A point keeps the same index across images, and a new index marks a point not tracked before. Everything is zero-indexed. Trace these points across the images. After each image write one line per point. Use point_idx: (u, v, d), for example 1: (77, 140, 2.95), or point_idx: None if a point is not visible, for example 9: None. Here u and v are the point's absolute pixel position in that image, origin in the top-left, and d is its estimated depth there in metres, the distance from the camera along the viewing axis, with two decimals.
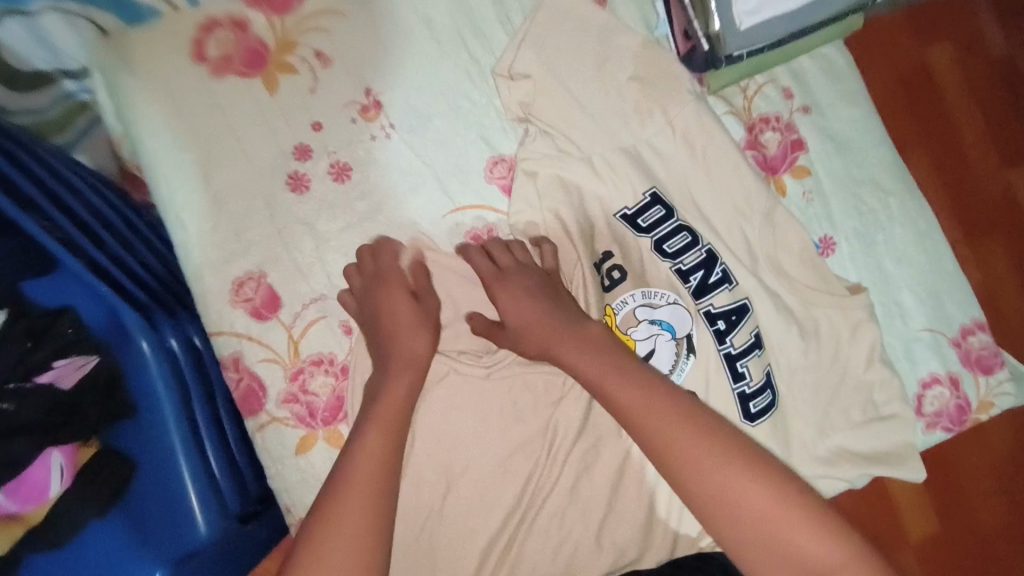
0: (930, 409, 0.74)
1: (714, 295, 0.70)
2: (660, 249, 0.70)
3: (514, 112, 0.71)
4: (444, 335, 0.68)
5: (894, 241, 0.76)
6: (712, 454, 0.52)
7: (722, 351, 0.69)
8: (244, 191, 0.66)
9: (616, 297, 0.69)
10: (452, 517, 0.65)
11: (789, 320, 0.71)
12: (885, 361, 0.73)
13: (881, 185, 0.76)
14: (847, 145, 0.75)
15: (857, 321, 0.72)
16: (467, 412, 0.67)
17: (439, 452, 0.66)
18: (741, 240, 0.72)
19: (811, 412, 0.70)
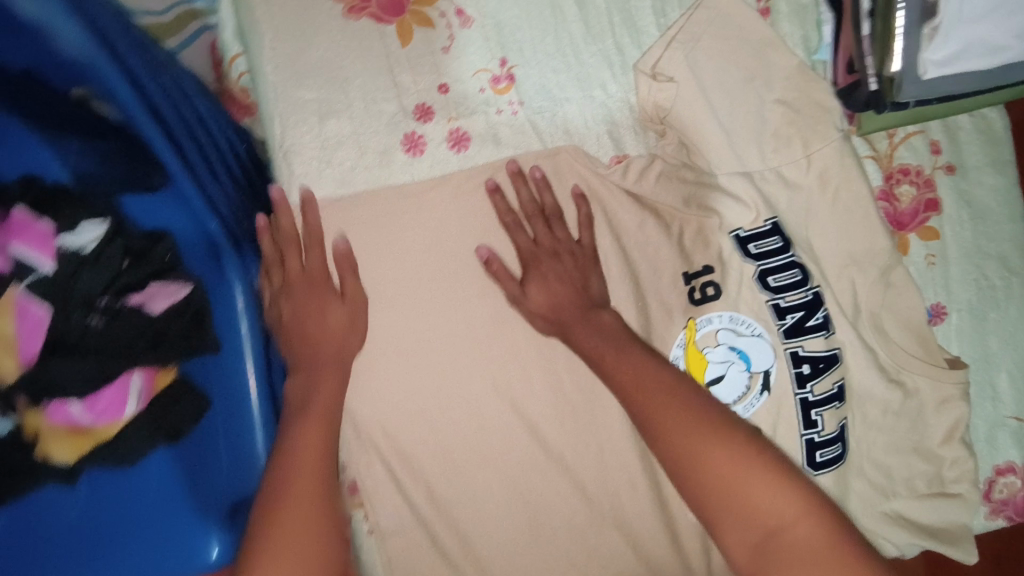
0: (998, 496, 0.70)
1: (807, 338, 0.66)
2: (762, 279, 0.66)
3: (648, 112, 0.66)
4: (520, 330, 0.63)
5: (1006, 322, 0.70)
6: (727, 450, 0.44)
7: (798, 396, 0.66)
8: (354, 141, 0.63)
9: (703, 313, 0.66)
10: (479, 514, 0.62)
11: (878, 376, 0.68)
12: (964, 440, 0.68)
13: (1010, 263, 0.70)
14: (985, 214, 0.70)
15: (947, 395, 0.68)
16: (518, 412, 0.63)
17: (485, 448, 0.62)
18: (849, 291, 0.67)
19: (875, 473, 0.68)
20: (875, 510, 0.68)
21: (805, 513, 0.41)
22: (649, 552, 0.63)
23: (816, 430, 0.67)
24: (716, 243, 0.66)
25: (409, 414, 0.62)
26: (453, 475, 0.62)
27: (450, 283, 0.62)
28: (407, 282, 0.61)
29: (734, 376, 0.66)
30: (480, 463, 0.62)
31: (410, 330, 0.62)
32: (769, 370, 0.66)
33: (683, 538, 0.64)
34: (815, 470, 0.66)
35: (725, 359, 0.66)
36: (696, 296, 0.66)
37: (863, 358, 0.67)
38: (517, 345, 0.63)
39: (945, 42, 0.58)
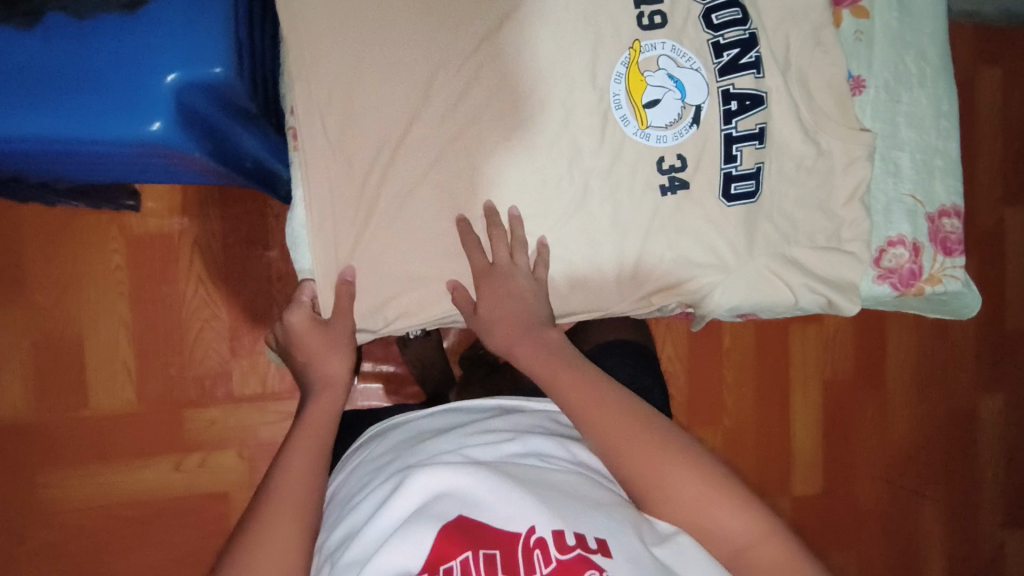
0: (886, 264, 0.81)
1: (738, 76, 0.75)
2: (707, 17, 0.74)
3: None
4: (488, 14, 0.71)
5: (915, 106, 0.81)
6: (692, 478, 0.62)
7: (724, 130, 0.75)
8: None
9: (648, 39, 0.73)
10: (440, 175, 0.72)
11: (798, 128, 0.77)
12: (863, 204, 0.78)
13: (926, 57, 0.81)
14: (909, 8, 0.81)
15: (854, 157, 0.78)
16: (483, 85, 0.71)
17: (450, 116, 0.71)
18: (783, 44, 0.76)
19: (782, 220, 0.78)
20: (776, 252, 0.77)
21: (765, 533, 0.57)
22: None
23: (734, 165, 0.76)
24: None
25: (386, 65, 0.70)
26: (418, 137, 0.71)
27: None
28: None
29: (669, 103, 0.74)
30: (441, 127, 0.71)
31: None
32: (701, 106, 0.75)
33: (598, 236, 0.75)
34: (728, 203, 0.76)
35: (663, 86, 0.73)
36: (644, 23, 0.73)
37: (787, 107, 0.76)
38: (485, 26, 0.71)
39: None
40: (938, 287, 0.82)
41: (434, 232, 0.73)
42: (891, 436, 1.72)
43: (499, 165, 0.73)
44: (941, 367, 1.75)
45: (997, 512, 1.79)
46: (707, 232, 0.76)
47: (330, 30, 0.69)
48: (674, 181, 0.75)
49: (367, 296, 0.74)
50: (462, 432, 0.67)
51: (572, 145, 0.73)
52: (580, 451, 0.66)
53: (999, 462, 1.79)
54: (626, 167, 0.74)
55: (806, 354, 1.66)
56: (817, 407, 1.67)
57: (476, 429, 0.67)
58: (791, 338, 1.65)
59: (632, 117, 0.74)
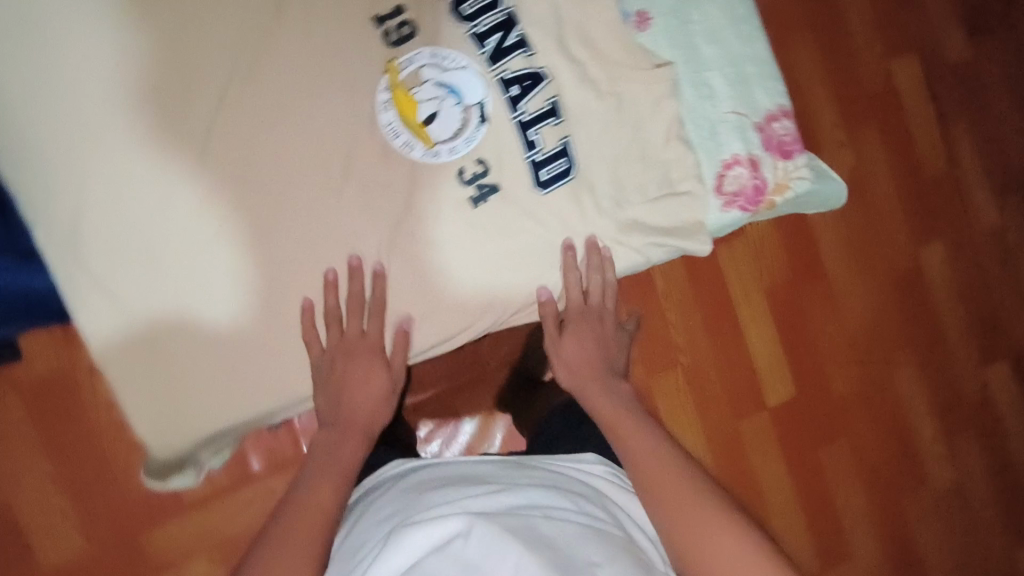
0: (729, 189, 0.78)
1: (508, 59, 0.71)
2: (457, 11, 0.71)
3: None
4: (227, 79, 0.66)
5: (709, 21, 0.77)
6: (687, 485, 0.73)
7: (514, 119, 0.72)
8: None
9: (403, 54, 0.70)
10: (239, 265, 0.67)
11: (591, 90, 0.74)
12: (682, 139, 0.76)
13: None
14: None
15: (659, 95, 0.75)
16: (254, 159, 0.67)
17: (227, 201, 0.66)
18: (549, 6, 0.72)
19: (608, 185, 0.75)
20: (609, 219, 0.76)
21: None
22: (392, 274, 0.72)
23: (537, 151, 0.73)
24: None
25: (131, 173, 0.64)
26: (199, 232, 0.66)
27: (148, 41, 0.65)
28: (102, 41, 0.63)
29: (448, 111, 0.71)
30: (219, 218, 0.66)
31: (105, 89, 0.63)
32: (482, 102, 0.72)
33: (428, 264, 0.72)
34: (545, 189, 0.73)
35: (434, 97, 0.71)
36: (393, 39, 0.70)
37: (574, 73, 0.73)
38: (227, 92, 0.66)
39: None
40: (787, 194, 0.79)
41: (262, 326, 0.69)
42: (845, 321, 1.71)
43: (296, 228, 0.69)
44: (875, 237, 1.73)
45: (970, 358, 1.80)
46: (534, 222, 0.74)
47: (65, 157, 0.63)
48: (482, 188, 0.73)
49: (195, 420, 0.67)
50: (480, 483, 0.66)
51: (365, 185, 0.70)
52: (595, 512, 0.64)
53: (959, 310, 1.80)
54: (423, 187, 0.72)
55: (737, 268, 1.64)
56: (768, 321, 1.66)
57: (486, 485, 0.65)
58: (721, 260, 1.63)
59: (414, 139, 0.71)
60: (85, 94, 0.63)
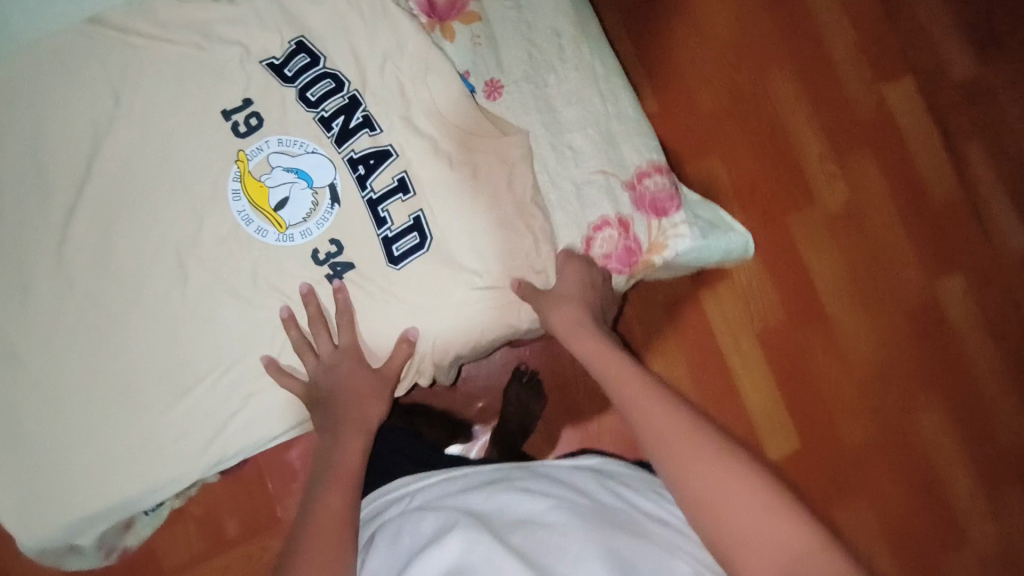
0: (598, 251, 0.74)
1: (354, 140, 0.73)
2: (303, 97, 0.72)
3: None
4: (83, 181, 0.70)
5: (568, 83, 0.76)
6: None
7: (363, 197, 0.72)
8: None
9: (251, 144, 0.72)
10: (98, 358, 0.69)
11: (443, 161, 0.73)
12: (541, 206, 0.74)
13: (561, 32, 0.76)
14: None
15: (512, 162, 0.73)
16: (110, 254, 0.70)
17: (86, 295, 0.70)
18: (394, 85, 0.73)
19: (467, 255, 0.73)
20: (470, 290, 0.73)
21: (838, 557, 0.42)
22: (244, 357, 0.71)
23: (388, 227, 0.73)
24: (251, 73, 0.72)
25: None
26: (60, 327, 0.69)
27: (13, 153, 0.70)
28: None
29: (299, 194, 0.72)
30: (79, 312, 0.69)
31: None
32: (334, 183, 0.73)
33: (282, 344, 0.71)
34: (398, 264, 0.72)
35: (285, 182, 0.72)
36: (242, 130, 0.72)
37: (422, 147, 0.73)
38: (84, 193, 0.70)
39: None
40: (666, 253, 0.75)
41: (122, 418, 0.69)
42: (859, 373, 1.30)
43: (150, 318, 0.70)
44: (870, 267, 1.32)
45: None
46: (392, 298, 0.73)
47: None
48: (337, 267, 0.72)
49: (58, 509, 0.68)
50: (475, 489, 0.55)
51: (216, 270, 0.71)
52: (597, 500, 0.52)
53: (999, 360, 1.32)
54: (275, 270, 0.72)
55: (730, 316, 1.29)
56: None
57: (473, 499, 0.53)
58: None
59: (267, 225, 0.71)
60: None
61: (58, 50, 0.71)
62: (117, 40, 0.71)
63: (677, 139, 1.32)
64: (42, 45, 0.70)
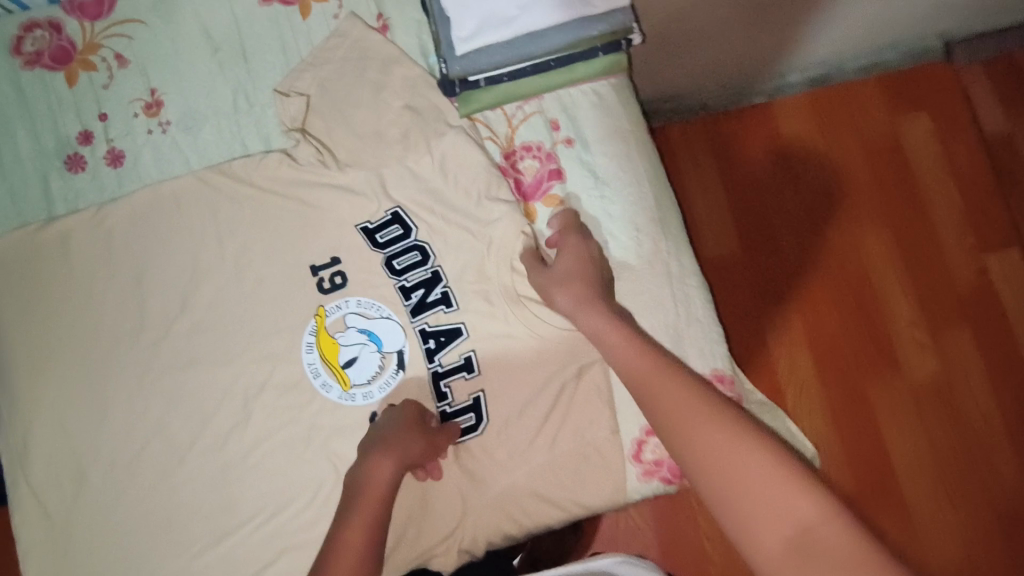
0: (649, 457, 0.72)
1: (428, 314, 0.75)
2: (389, 265, 0.76)
3: (285, 123, 0.77)
4: (173, 317, 0.75)
5: (643, 278, 0.76)
6: (723, 437, 0.47)
7: (429, 369, 0.74)
8: (30, 162, 0.77)
9: (331, 301, 0.75)
10: (154, 485, 0.72)
11: (511, 344, 0.74)
12: (606, 401, 0.73)
13: (639, 227, 0.77)
14: (609, 181, 0.77)
15: (581, 354, 0.73)
16: (184, 389, 0.74)
17: (154, 423, 0.73)
18: (474, 263, 0.76)
19: (517, 444, 0.73)
20: (515, 478, 0.72)
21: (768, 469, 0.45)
22: (288, 510, 0.72)
23: (447, 402, 0.74)
24: (345, 235, 0.76)
25: (79, 391, 0.73)
26: (124, 447, 0.73)
27: (116, 281, 0.75)
28: (78, 278, 0.75)
29: (367, 356, 0.75)
30: (145, 436, 0.73)
31: (73, 320, 0.74)
32: (402, 350, 0.75)
33: (326, 503, 0.72)
34: (451, 442, 0.73)
35: (357, 342, 0.75)
36: (326, 286, 0.76)
37: (492, 330, 0.74)
38: (172, 330, 0.74)
39: (466, 21, 0.67)
40: None
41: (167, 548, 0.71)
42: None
43: (208, 456, 0.73)
44: (961, 463, 1.14)
45: None
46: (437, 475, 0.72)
47: (31, 368, 0.74)
48: None
49: None
50: None
51: (277, 420, 0.73)
52: None
53: None
54: (329, 426, 0.73)
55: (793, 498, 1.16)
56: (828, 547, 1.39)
57: None
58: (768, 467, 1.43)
59: (333, 381, 0.74)
60: (58, 321, 0.74)
61: (177, 191, 0.77)
62: (230, 190, 0.77)
63: (763, 297, 1.19)
64: (163, 185, 0.77)
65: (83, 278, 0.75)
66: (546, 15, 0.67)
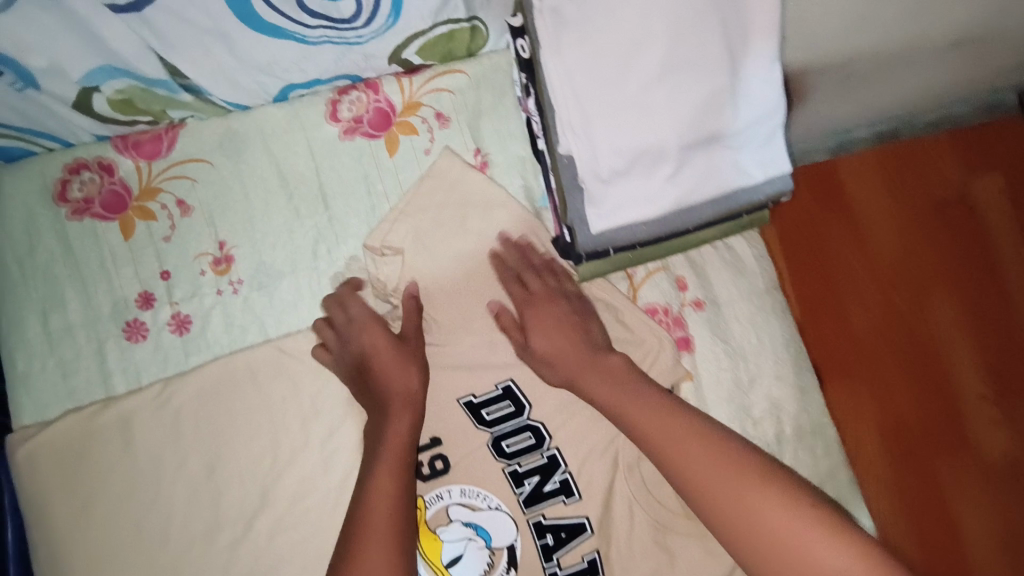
0: None
1: (545, 505, 0.66)
2: (498, 446, 0.66)
3: (379, 285, 0.69)
4: (256, 511, 0.65)
5: (785, 457, 0.67)
6: (775, 505, 0.45)
7: (547, 570, 0.64)
8: (84, 332, 0.67)
9: (432, 489, 0.65)
10: None
11: (640, 539, 0.66)
12: None
13: (778, 399, 0.68)
14: (742, 348, 0.69)
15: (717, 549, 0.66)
16: None
17: None
18: (596, 445, 0.67)
19: None
20: None
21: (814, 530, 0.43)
22: None
23: None
24: (448, 412, 0.67)
25: None
26: None
27: (187, 470, 0.65)
28: (143, 469, 0.65)
29: (473, 553, 0.64)
30: None
31: (138, 519, 0.65)
32: (513, 544, 0.65)
33: None
34: None
35: (462, 537, 0.65)
36: (425, 471, 0.66)
37: (619, 522, 0.66)
38: (255, 526, 0.65)
39: (603, 196, 0.56)
40: None
41: None
42: None
43: None
44: None
45: None
46: None
47: None
48: None
49: None
50: None
51: None
52: None
53: None
54: None
55: None
56: None
57: None
58: None
59: None
60: (121, 521, 0.64)
61: (252, 362, 0.67)
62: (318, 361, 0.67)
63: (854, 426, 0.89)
64: (238, 356, 0.67)
65: (149, 467, 0.65)
66: (701, 192, 0.57)
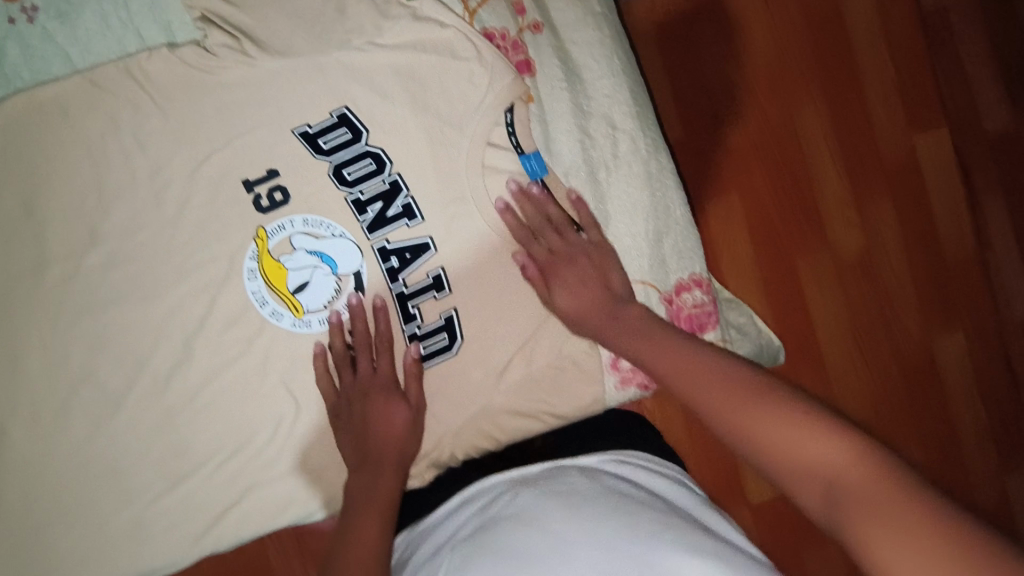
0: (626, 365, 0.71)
1: (389, 230, 0.68)
2: (338, 175, 0.67)
3: (197, 9, 0.65)
4: (82, 243, 0.64)
5: (619, 174, 0.71)
6: (811, 434, 0.42)
7: (393, 291, 0.68)
8: None
9: (273, 220, 0.66)
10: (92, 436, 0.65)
11: (481, 255, 0.69)
12: None
13: (615, 121, 0.71)
14: (578, 72, 0.71)
15: None
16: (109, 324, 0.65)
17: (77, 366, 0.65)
18: (434, 167, 0.68)
19: (494, 360, 0.69)
20: (497, 395, 0.70)
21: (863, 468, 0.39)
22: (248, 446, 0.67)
23: (416, 323, 0.68)
24: (283, 142, 0.66)
25: None
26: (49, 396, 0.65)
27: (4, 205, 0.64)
28: None
29: (320, 281, 0.67)
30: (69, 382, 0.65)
31: None
32: (360, 271, 0.68)
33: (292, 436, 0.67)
34: (423, 365, 0.69)
35: (308, 265, 0.67)
36: (264, 204, 0.66)
37: (463, 242, 0.69)
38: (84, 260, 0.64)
39: None
40: None
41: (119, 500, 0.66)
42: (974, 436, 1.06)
43: (148, 402, 0.65)
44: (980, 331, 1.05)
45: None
46: None
47: None
48: None
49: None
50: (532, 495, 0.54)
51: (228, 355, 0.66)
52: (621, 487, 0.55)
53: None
54: (289, 356, 0.67)
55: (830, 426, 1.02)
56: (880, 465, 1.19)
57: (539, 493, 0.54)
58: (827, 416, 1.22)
59: (284, 309, 0.66)
60: None
61: (62, 94, 0.64)
62: (134, 95, 0.64)
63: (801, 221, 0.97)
64: (44, 89, 0.64)
65: None
66: None
